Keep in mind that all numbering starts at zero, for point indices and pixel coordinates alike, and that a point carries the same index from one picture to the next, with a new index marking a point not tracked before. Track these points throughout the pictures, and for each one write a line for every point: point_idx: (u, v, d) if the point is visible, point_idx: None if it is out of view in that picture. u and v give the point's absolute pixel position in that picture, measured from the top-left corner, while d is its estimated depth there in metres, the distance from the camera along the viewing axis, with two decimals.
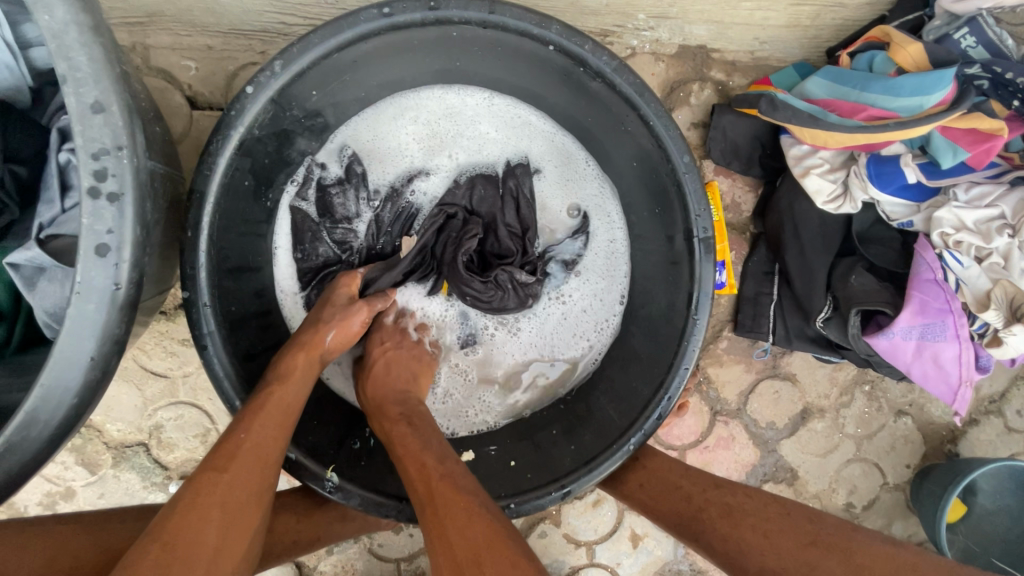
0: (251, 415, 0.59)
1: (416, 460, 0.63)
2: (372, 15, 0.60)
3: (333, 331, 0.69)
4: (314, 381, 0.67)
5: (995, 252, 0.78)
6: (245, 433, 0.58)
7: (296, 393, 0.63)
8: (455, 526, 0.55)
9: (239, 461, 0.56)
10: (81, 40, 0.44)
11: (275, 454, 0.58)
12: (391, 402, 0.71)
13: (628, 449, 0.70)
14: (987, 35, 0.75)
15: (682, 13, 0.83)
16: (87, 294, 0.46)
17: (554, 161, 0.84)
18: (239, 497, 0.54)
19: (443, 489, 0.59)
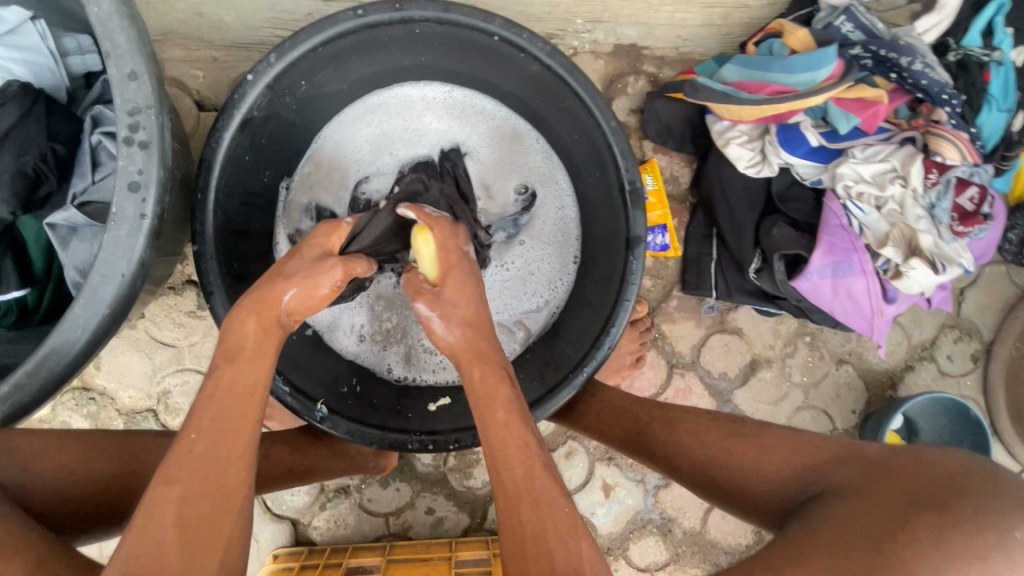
0: (206, 411, 0.56)
1: (517, 436, 0.60)
2: (348, 16, 0.74)
3: (293, 288, 0.64)
4: (273, 348, 0.64)
5: (892, 200, 0.91)
6: (195, 435, 0.56)
7: (250, 375, 0.60)
8: (548, 516, 0.55)
9: (189, 470, 0.53)
10: (121, 25, 0.57)
11: (237, 452, 0.55)
12: (479, 342, 0.65)
13: (581, 378, 0.80)
14: (861, 21, 0.90)
15: (613, 17, 0.99)
16: (121, 222, 0.57)
17: (492, 144, 0.98)
18: (200, 508, 0.52)
19: (543, 483, 0.57)
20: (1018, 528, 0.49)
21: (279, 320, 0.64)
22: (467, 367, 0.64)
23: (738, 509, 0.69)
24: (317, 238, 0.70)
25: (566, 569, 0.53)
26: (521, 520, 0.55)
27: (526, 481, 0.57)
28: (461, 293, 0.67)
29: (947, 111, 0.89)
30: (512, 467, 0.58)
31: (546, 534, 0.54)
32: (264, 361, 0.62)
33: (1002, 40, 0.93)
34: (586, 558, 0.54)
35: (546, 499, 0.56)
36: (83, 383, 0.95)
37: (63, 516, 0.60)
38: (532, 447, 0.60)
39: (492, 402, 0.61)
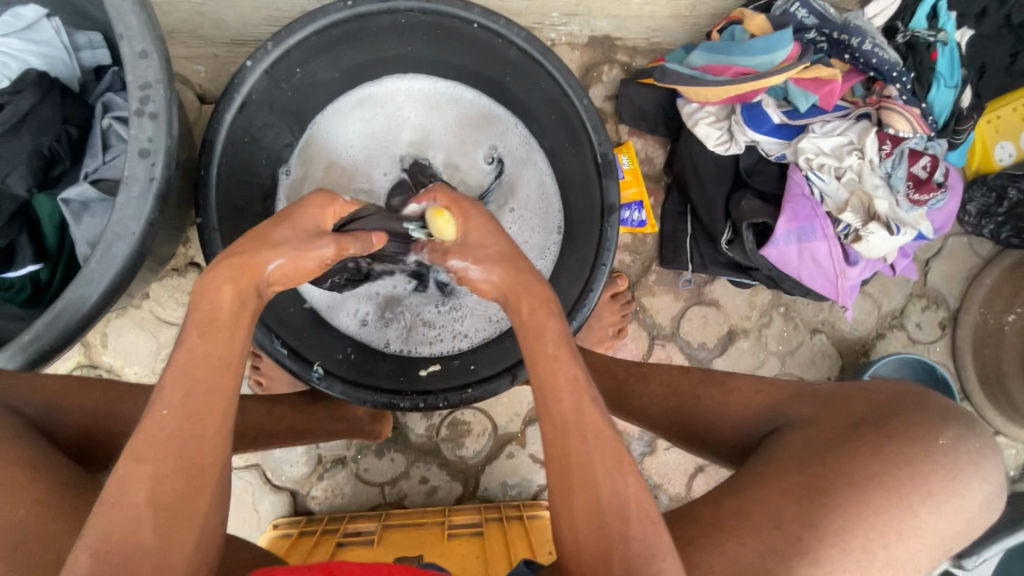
0: (178, 384, 0.54)
1: (567, 369, 0.59)
2: (339, 7, 0.79)
3: (281, 258, 0.62)
4: (248, 317, 0.61)
5: (850, 169, 0.98)
6: (167, 409, 0.53)
7: (222, 346, 0.57)
8: (596, 447, 0.55)
9: (165, 443, 0.52)
10: (132, 9, 0.63)
11: (210, 429, 0.54)
12: (521, 279, 0.64)
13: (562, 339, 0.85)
14: (815, 8, 0.97)
15: (586, 11, 1.06)
16: (132, 184, 0.64)
17: (472, 129, 1.05)
18: (174, 489, 0.51)
19: (591, 415, 0.56)
20: (942, 437, 0.58)
21: (257, 287, 0.62)
22: (517, 300, 0.64)
23: (709, 451, 0.74)
24: (312, 207, 0.66)
25: (613, 502, 0.53)
26: (568, 452, 0.55)
27: (575, 416, 0.56)
28: (490, 234, 0.67)
29: (898, 87, 0.96)
30: (561, 401, 0.57)
31: (593, 466, 0.54)
32: (242, 331, 0.59)
33: (945, 23, 1.01)
34: (632, 492, 0.54)
35: (593, 431, 0.56)
36: (92, 361, 1.00)
37: (87, 450, 0.67)
38: (581, 380, 0.59)
39: (543, 334, 0.61)
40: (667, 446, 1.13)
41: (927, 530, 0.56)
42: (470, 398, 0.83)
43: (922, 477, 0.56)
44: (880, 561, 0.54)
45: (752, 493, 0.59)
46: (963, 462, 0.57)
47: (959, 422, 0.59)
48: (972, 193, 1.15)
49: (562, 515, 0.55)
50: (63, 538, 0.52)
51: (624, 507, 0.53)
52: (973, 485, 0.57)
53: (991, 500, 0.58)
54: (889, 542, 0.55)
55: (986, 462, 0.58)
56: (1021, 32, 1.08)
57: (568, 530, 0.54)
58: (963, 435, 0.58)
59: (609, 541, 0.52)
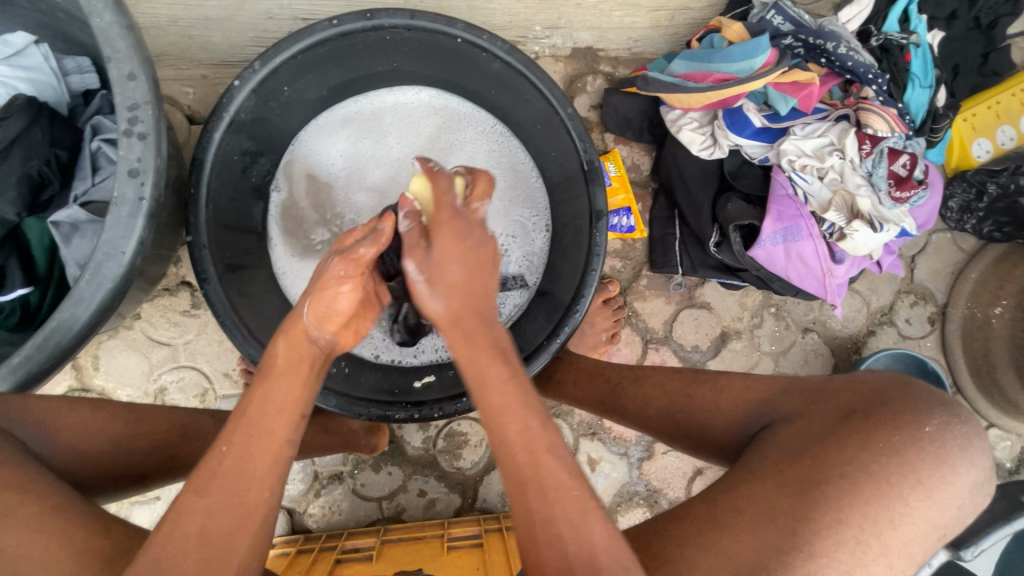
0: (239, 425, 0.59)
1: (517, 421, 0.57)
2: (325, 26, 0.80)
3: (310, 303, 0.65)
4: (304, 371, 0.65)
5: (832, 170, 0.99)
6: (226, 446, 0.57)
7: (279, 393, 0.62)
8: (556, 502, 0.54)
9: (219, 481, 0.55)
10: (121, 34, 0.64)
11: (260, 470, 0.57)
12: (458, 316, 0.63)
13: (552, 348, 0.84)
14: (789, 14, 1.00)
15: (568, 24, 1.08)
16: (121, 204, 0.64)
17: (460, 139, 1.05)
18: (221, 526, 0.54)
19: (548, 467, 0.55)
20: (927, 424, 0.60)
21: (310, 335, 0.66)
22: (461, 335, 0.62)
23: (701, 450, 0.77)
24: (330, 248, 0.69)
25: (580, 555, 0.52)
26: (529, 505, 0.54)
27: (532, 469, 0.55)
28: (451, 254, 0.63)
29: (874, 89, 0.99)
30: (514, 452, 0.56)
31: (555, 522, 0.53)
32: (303, 381, 0.64)
33: (917, 26, 1.04)
34: (599, 540, 0.52)
35: (553, 486, 0.54)
36: (83, 384, 1.00)
37: (79, 471, 0.66)
38: (535, 428, 0.57)
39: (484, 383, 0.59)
40: (666, 450, 1.13)
41: (918, 518, 0.58)
42: (465, 407, 0.82)
43: (910, 464, 0.58)
44: (874, 551, 0.56)
45: (744, 488, 0.61)
46: (950, 447, 0.59)
47: (944, 409, 0.62)
48: (953, 189, 1.19)
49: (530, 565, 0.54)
50: (60, 559, 0.52)
51: (592, 560, 0.51)
52: (962, 471, 0.59)
53: (980, 485, 0.60)
54: (881, 530, 0.56)
55: (972, 447, 0.60)
56: (990, 33, 1.12)
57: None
58: (948, 422, 0.61)
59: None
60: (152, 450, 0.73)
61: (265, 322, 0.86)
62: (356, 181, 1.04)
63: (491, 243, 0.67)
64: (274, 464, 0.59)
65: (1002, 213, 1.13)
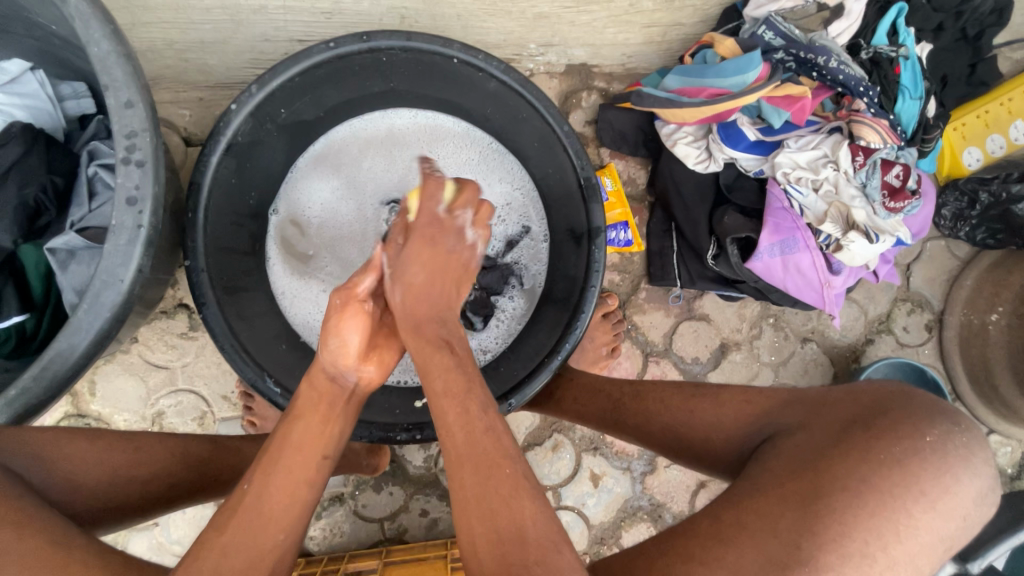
0: (262, 463, 0.60)
1: (454, 404, 0.57)
2: (321, 49, 0.80)
3: (332, 339, 0.66)
4: (324, 415, 0.64)
5: (827, 182, 1.00)
6: (247, 484, 0.59)
7: (297, 430, 0.62)
8: (488, 478, 0.53)
9: (237, 520, 0.56)
10: (117, 62, 0.64)
11: (277, 510, 0.58)
12: (409, 314, 0.65)
13: (554, 366, 0.83)
14: (780, 29, 1.00)
15: (562, 41, 1.10)
16: (120, 233, 0.64)
17: (455, 157, 1.06)
18: (236, 564, 0.54)
19: (482, 446, 0.54)
20: (928, 434, 0.60)
21: (329, 373, 0.66)
22: (411, 323, 0.64)
23: (706, 465, 0.77)
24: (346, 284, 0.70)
25: (510, 528, 0.51)
26: (462, 484, 0.54)
27: (466, 448, 0.55)
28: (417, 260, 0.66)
29: (865, 101, 0.99)
30: (454, 435, 0.55)
31: (487, 499, 0.52)
32: (326, 420, 0.64)
33: (905, 38, 1.05)
34: (528, 515, 0.52)
35: (485, 462, 0.54)
36: (79, 410, 0.98)
37: (77, 503, 0.65)
38: (474, 414, 0.56)
39: (431, 371, 0.60)
40: (668, 464, 1.13)
41: (924, 530, 0.57)
42: None
43: (914, 475, 0.58)
44: (880, 564, 0.56)
45: (750, 501, 0.61)
46: (952, 457, 0.59)
47: (944, 419, 0.62)
48: (945, 197, 1.20)
49: (467, 545, 0.52)
50: None
51: (522, 534, 0.51)
52: (966, 481, 0.59)
53: (984, 495, 0.60)
54: (887, 543, 0.56)
55: (976, 457, 0.60)
56: (976, 44, 1.13)
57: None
58: (950, 430, 0.61)
59: (514, 571, 0.50)
60: (150, 480, 0.72)
61: (266, 346, 0.86)
62: (354, 201, 1.06)
63: (467, 254, 0.69)
64: (285, 512, 0.58)
65: (995, 220, 1.14)
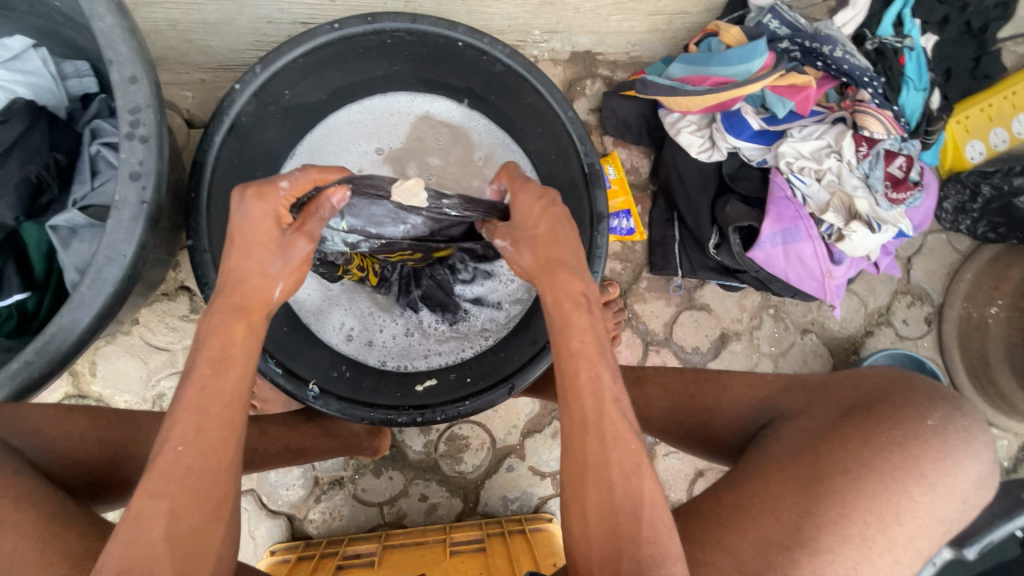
0: (192, 421, 0.54)
1: (589, 368, 0.59)
2: (326, 29, 0.79)
3: (280, 283, 0.62)
4: (250, 354, 0.60)
5: (830, 172, 1.00)
6: (182, 445, 0.53)
7: (227, 384, 0.57)
8: (613, 450, 0.56)
9: (182, 482, 0.52)
10: (121, 36, 0.64)
11: (225, 462, 0.55)
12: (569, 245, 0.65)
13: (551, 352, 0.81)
14: (786, 18, 1.00)
15: (567, 28, 1.09)
16: (123, 208, 0.64)
17: (454, 142, 1.05)
18: (192, 523, 0.52)
19: (611, 417, 0.57)
20: (929, 418, 0.60)
21: (266, 318, 0.63)
22: (541, 286, 0.64)
23: (709, 449, 0.77)
24: (256, 212, 0.60)
25: (626, 502, 0.55)
26: (586, 451, 0.57)
27: (594, 418, 0.58)
28: (534, 213, 0.65)
29: (870, 92, 0.99)
30: (581, 400, 0.58)
31: (609, 467, 0.56)
32: (251, 369, 0.60)
33: (910, 29, 1.05)
34: (647, 494, 0.55)
35: (612, 434, 0.57)
36: (80, 391, 0.99)
37: (81, 475, 0.66)
38: (604, 381, 0.59)
39: (569, 330, 0.61)
40: (668, 452, 1.13)
41: (924, 513, 0.58)
42: (467, 410, 0.81)
43: (915, 458, 0.58)
44: (881, 547, 0.56)
45: (747, 485, 0.61)
46: (953, 440, 0.60)
47: (945, 403, 0.62)
48: (947, 190, 1.20)
49: (575, 507, 0.57)
50: (59, 565, 0.50)
51: (637, 507, 0.54)
52: (966, 464, 0.60)
53: (983, 478, 0.61)
54: (887, 525, 0.57)
55: (976, 440, 0.61)
56: (981, 37, 1.14)
57: (580, 544, 0.55)
58: (951, 414, 0.61)
59: (618, 543, 0.53)
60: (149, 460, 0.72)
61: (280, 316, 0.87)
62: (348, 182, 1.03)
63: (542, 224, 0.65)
64: (231, 474, 0.56)
65: (997, 213, 1.15)
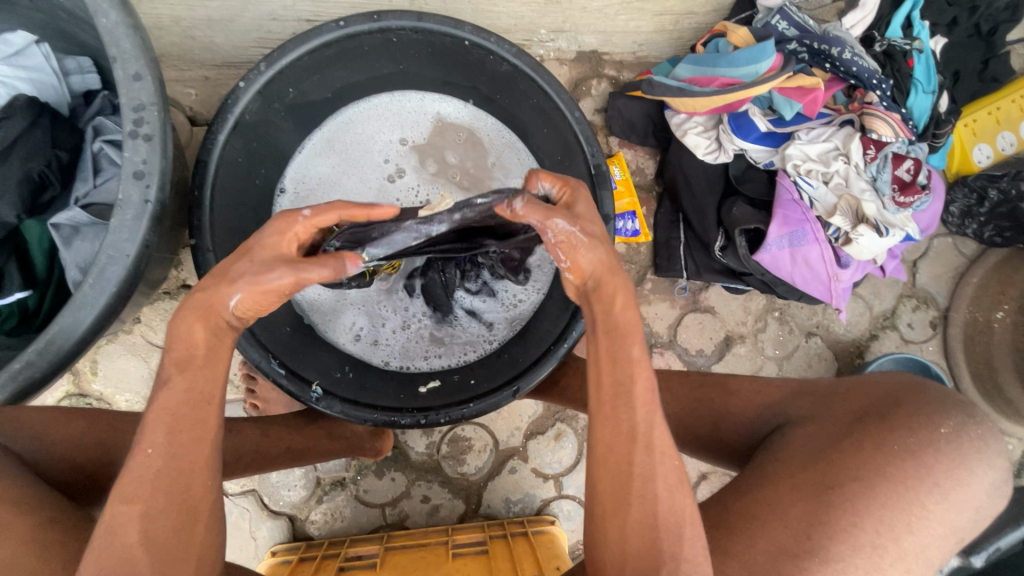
0: (164, 424, 0.53)
1: (645, 377, 0.58)
2: (331, 27, 0.78)
3: (240, 293, 0.56)
4: (218, 353, 0.57)
5: (837, 174, 1.00)
6: (152, 448, 0.52)
7: (205, 383, 0.55)
8: (660, 462, 0.56)
9: (155, 487, 0.52)
10: (125, 33, 0.63)
11: (200, 464, 0.54)
12: (621, 273, 0.60)
13: (560, 352, 0.81)
14: (795, 19, 1.00)
15: (573, 27, 1.09)
16: (125, 207, 0.63)
17: (464, 141, 1.04)
18: (167, 526, 0.51)
19: (660, 430, 0.56)
20: (943, 426, 0.60)
21: (226, 324, 0.58)
22: (607, 289, 0.59)
23: (716, 455, 0.77)
24: (269, 234, 0.58)
25: (668, 516, 0.55)
26: (631, 462, 0.56)
27: (645, 428, 0.56)
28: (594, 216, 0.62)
29: (877, 94, 0.99)
30: (634, 411, 0.57)
31: (654, 480, 0.55)
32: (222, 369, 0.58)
33: (920, 31, 1.04)
34: (654, 501, 0.55)
35: (659, 447, 0.56)
36: (81, 390, 0.98)
37: (83, 476, 0.66)
38: (655, 392, 0.58)
39: (628, 337, 0.58)
40: None
41: (936, 521, 0.58)
42: (471, 412, 0.81)
43: (927, 466, 0.58)
44: (891, 556, 0.56)
45: (756, 492, 0.61)
46: (967, 449, 0.59)
47: (959, 411, 0.62)
48: (954, 194, 1.19)
49: (614, 518, 0.56)
50: (62, 569, 0.50)
51: (680, 524, 0.55)
52: (979, 473, 0.59)
53: (997, 487, 0.60)
54: (898, 535, 0.56)
55: (989, 448, 0.60)
56: (990, 40, 1.13)
57: (616, 553, 0.55)
58: (965, 422, 0.61)
59: (655, 554, 0.54)
60: None
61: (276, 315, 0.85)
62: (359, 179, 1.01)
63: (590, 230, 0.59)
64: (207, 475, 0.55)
65: (1003, 218, 1.13)
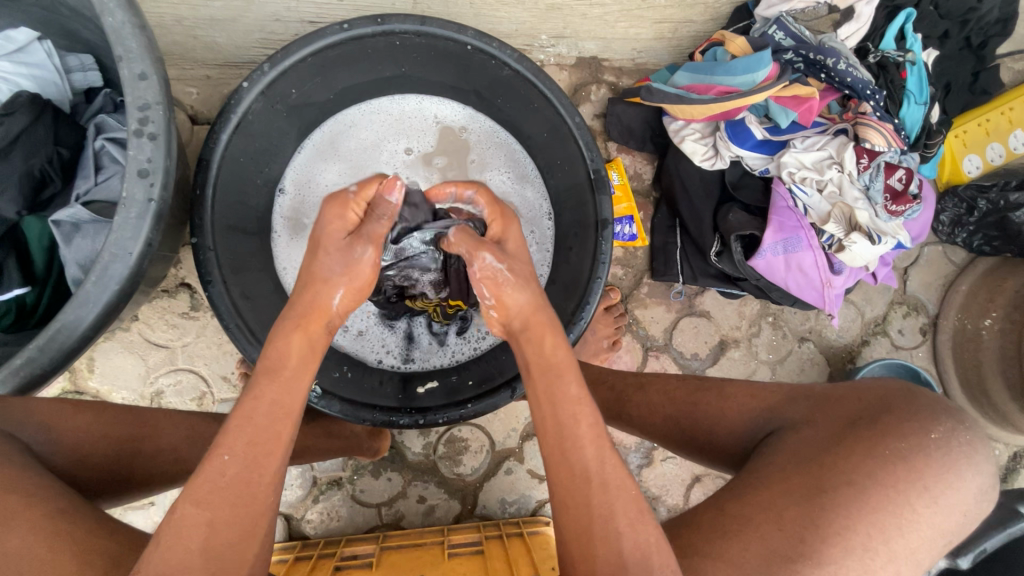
0: (241, 432, 0.55)
1: (589, 416, 0.60)
2: (335, 30, 0.79)
3: (341, 292, 0.66)
4: (314, 358, 0.63)
5: (831, 183, 1.01)
6: (229, 454, 0.54)
7: (287, 396, 0.58)
8: (617, 498, 0.57)
9: (225, 491, 0.52)
10: (132, 33, 0.63)
11: (266, 478, 0.54)
12: (545, 311, 0.66)
13: None
14: (791, 30, 1.01)
15: (574, 33, 1.10)
16: (130, 206, 0.63)
17: (459, 145, 1.06)
18: (229, 535, 0.51)
19: (612, 467, 0.58)
20: (933, 431, 0.62)
21: (324, 328, 0.65)
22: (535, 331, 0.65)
23: (711, 457, 0.78)
24: (327, 220, 0.66)
25: (635, 554, 0.54)
26: (590, 501, 0.57)
27: (597, 467, 0.58)
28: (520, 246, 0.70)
29: (870, 105, 1.00)
30: (582, 449, 0.59)
31: (615, 517, 0.56)
32: (308, 373, 0.62)
33: (913, 44, 1.06)
34: (632, 498, 0.57)
35: (615, 483, 0.58)
36: (77, 386, 0.98)
37: (84, 473, 0.66)
38: (600, 426, 0.61)
39: (565, 375, 0.63)
40: (665, 456, 1.14)
41: (925, 524, 0.59)
42: (468, 414, 0.81)
43: (917, 470, 0.60)
44: (882, 558, 0.57)
45: (745, 494, 0.62)
46: (956, 454, 0.61)
47: (948, 417, 0.64)
48: (944, 203, 1.22)
49: (581, 564, 0.56)
50: (70, 565, 0.50)
51: (647, 559, 0.54)
52: (968, 476, 0.61)
53: (984, 491, 0.62)
54: (889, 537, 0.58)
55: (977, 453, 0.62)
56: (980, 53, 1.15)
57: None
58: (954, 428, 0.62)
59: None
60: (157, 454, 0.72)
61: (265, 315, 0.85)
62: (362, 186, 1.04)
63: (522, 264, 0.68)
64: (272, 485, 0.55)
65: (991, 227, 1.17)
